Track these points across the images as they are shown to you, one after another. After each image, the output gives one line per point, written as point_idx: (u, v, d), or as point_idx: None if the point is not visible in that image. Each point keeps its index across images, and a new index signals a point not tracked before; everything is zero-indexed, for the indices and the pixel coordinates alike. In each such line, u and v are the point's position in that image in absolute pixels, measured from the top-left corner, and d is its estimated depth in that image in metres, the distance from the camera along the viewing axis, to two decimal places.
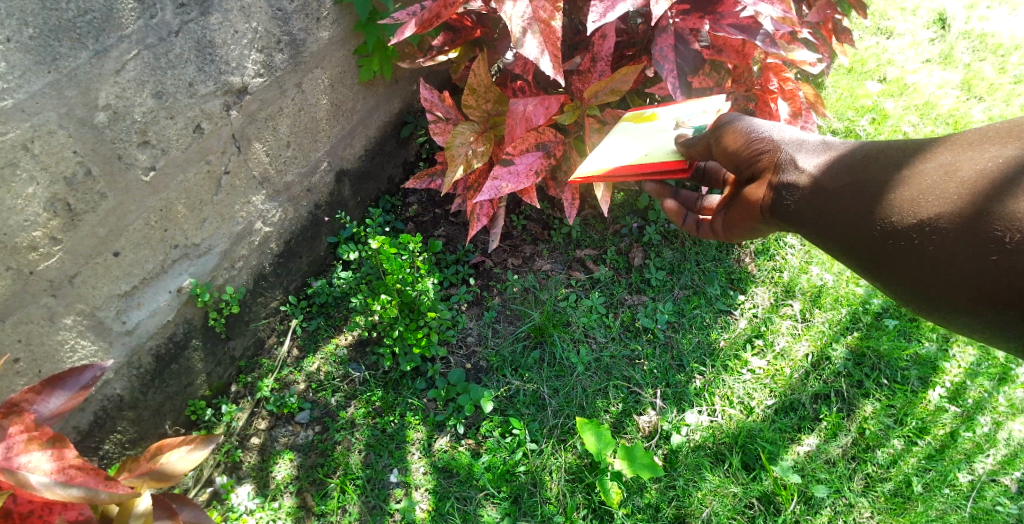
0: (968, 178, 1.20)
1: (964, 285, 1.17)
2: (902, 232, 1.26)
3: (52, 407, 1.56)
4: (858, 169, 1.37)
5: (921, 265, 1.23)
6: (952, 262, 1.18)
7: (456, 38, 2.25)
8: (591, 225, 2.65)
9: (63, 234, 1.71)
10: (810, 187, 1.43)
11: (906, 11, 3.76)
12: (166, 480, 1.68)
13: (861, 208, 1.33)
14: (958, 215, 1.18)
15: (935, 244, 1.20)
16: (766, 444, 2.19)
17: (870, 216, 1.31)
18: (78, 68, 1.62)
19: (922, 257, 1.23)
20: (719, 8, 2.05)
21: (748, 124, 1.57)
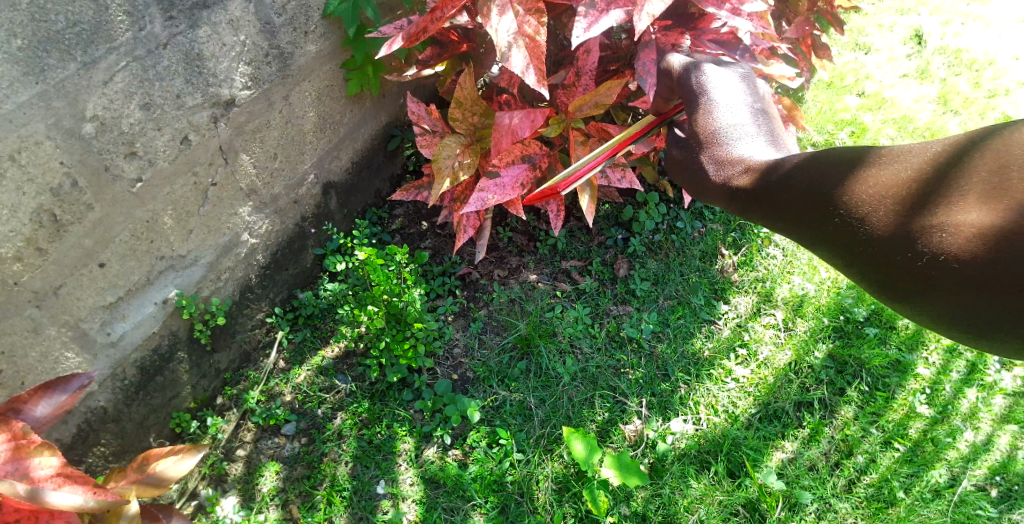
0: (915, 172, 1.03)
1: (951, 294, 0.96)
2: (869, 255, 1.07)
3: (36, 416, 1.57)
4: (798, 181, 1.21)
5: (907, 291, 1.03)
6: (921, 267, 0.99)
7: (443, 52, 2.27)
8: (577, 236, 2.68)
9: (49, 245, 1.71)
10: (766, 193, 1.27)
11: (883, 27, 3.86)
12: (157, 489, 1.67)
13: (821, 231, 1.16)
14: (914, 230, 1.00)
15: (906, 264, 1.01)
16: (751, 451, 2.21)
17: (830, 240, 1.14)
18: (66, 80, 1.62)
19: (898, 278, 1.04)
20: (700, 24, 2.11)
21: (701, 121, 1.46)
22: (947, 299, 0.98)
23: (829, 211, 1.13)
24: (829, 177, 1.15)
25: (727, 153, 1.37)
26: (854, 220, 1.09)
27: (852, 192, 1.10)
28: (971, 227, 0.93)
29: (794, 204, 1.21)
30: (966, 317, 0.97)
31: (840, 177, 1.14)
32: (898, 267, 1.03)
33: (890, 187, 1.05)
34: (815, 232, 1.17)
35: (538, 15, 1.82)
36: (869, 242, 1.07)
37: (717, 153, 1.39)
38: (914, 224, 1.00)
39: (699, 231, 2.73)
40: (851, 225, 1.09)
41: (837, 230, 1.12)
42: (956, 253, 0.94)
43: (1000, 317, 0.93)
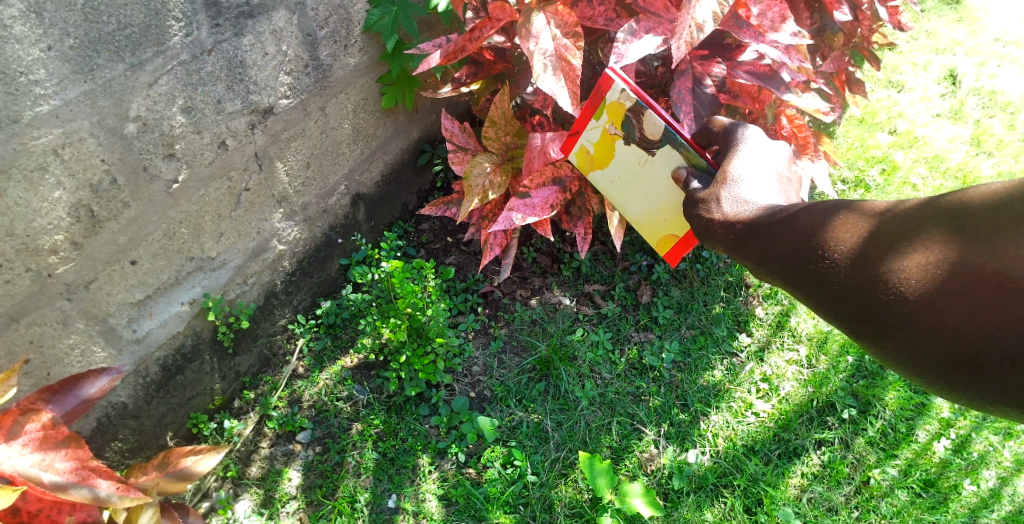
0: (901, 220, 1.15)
1: (937, 338, 1.05)
2: (859, 297, 1.17)
3: (85, 394, 1.61)
4: (790, 228, 1.31)
5: (894, 331, 1.12)
6: (909, 311, 1.08)
7: (479, 71, 2.31)
8: (601, 261, 2.68)
9: (84, 239, 1.74)
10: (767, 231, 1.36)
11: (917, 66, 3.84)
12: (183, 484, 1.66)
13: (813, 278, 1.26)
14: (903, 274, 1.10)
15: (892, 307, 1.11)
16: (769, 487, 2.17)
17: (822, 282, 1.24)
18: (113, 80, 1.66)
19: (889, 325, 1.13)
20: (735, 55, 2.13)
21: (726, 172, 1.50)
22: (931, 342, 1.06)
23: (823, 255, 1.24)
24: (827, 226, 1.26)
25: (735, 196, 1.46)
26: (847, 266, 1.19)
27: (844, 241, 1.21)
28: (948, 276, 1.04)
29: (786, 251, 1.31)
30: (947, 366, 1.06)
31: (835, 226, 1.25)
32: (886, 313, 1.12)
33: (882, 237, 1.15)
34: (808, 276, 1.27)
35: (575, 38, 1.85)
36: (860, 291, 1.16)
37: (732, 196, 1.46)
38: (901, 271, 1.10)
39: (724, 261, 2.72)
40: (844, 270, 1.19)
41: (830, 276, 1.22)
42: (945, 295, 1.04)
43: (976, 365, 1.01)
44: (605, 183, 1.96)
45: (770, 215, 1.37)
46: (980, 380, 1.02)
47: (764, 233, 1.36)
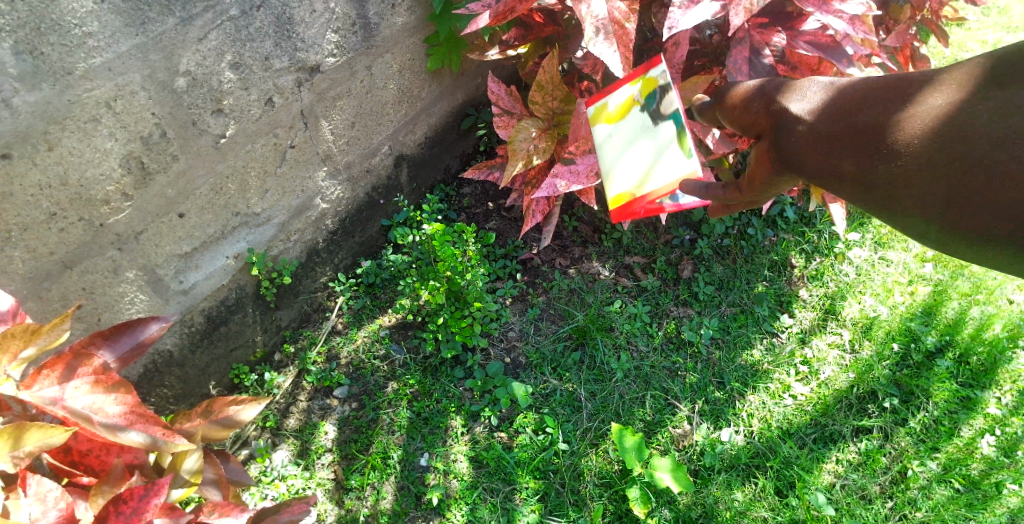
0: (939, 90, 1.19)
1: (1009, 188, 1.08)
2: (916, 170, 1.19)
3: (144, 335, 1.67)
4: (834, 119, 1.32)
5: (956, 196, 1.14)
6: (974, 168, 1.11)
7: (528, 34, 2.24)
8: (643, 233, 2.63)
9: (134, 191, 1.78)
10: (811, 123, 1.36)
11: (988, 44, 3.65)
12: (227, 432, 1.68)
13: (836, 146, 1.30)
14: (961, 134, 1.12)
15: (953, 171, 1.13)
16: (802, 471, 2.14)
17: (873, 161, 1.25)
18: (165, 33, 1.67)
19: (948, 190, 1.15)
20: (797, 24, 2.03)
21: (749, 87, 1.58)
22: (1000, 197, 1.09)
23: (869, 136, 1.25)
24: (868, 108, 1.27)
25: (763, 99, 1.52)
26: (881, 127, 1.23)
27: (879, 104, 1.25)
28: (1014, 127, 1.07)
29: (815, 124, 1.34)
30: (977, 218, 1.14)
31: (876, 107, 1.27)
32: (923, 180, 1.18)
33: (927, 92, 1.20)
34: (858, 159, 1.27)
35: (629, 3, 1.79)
36: (891, 153, 1.21)
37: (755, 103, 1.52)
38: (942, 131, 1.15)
39: (770, 240, 2.65)
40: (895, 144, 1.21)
41: (881, 151, 1.23)
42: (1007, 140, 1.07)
43: None
44: (619, 173, 1.83)
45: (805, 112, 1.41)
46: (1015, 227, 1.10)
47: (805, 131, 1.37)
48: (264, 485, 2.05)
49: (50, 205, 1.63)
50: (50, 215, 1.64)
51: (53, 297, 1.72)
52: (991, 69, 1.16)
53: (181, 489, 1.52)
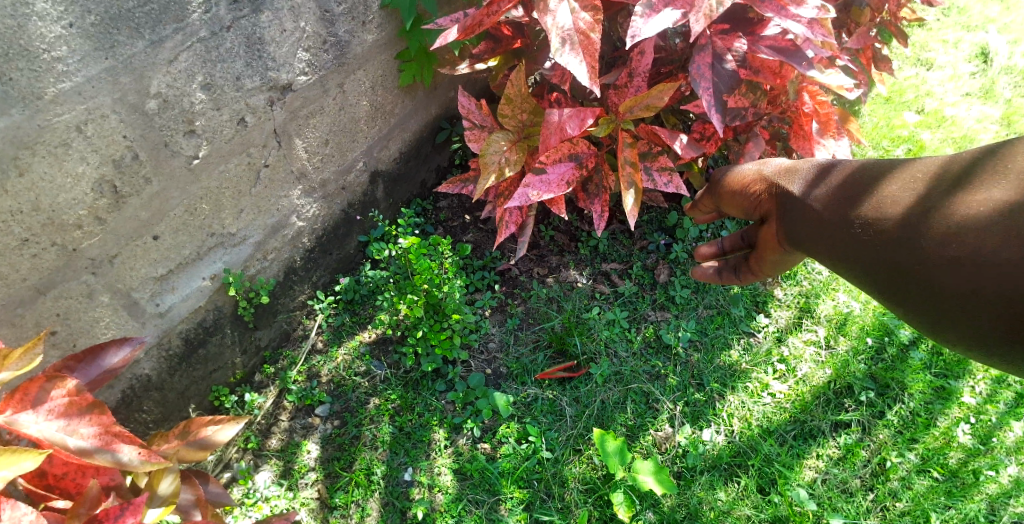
0: (911, 183, 1.25)
1: (968, 284, 1.11)
2: (888, 258, 1.25)
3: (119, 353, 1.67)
4: (824, 208, 1.39)
5: (924, 288, 1.20)
6: (938, 262, 1.15)
7: (497, 47, 2.28)
8: (619, 239, 2.70)
9: (108, 215, 1.78)
10: (807, 210, 1.44)
11: (947, 44, 3.76)
12: (201, 452, 1.66)
13: (829, 226, 1.37)
14: (920, 230, 1.19)
15: (916, 264, 1.20)
16: (783, 468, 2.15)
17: (856, 251, 1.32)
18: (134, 56, 1.68)
19: (918, 280, 1.20)
20: (757, 30, 2.08)
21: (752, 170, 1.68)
22: (959, 289, 1.13)
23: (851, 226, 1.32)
24: (853, 197, 1.34)
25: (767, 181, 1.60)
26: (865, 211, 1.30)
27: (866, 187, 1.33)
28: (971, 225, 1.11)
29: (814, 203, 1.43)
30: (953, 300, 1.15)
31: (861, 197, 1.33)
32: (897, 270, 1.24)
33: (909, 179, 1.26)
34: (844, 247, 1.34)
35: (594, 13, 1.83)
36: (875, 238, 1.27)
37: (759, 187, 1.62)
38: (918, 209, 1.21)
39: None
40: (871, 234, 1.28)
41: (860, 239, 1.30)
42: (956, 237, 1.13)
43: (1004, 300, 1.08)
44: None
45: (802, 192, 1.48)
46: (984, 308, 1.11)
47: (803, 218, 1.45)
48: (248, 507, 2.03)
49: (22, 231, 1.62)
50: (22, 241, 1.62)
51: (26, 324, 1.70)
52: (955, 166, 1.21)
53: (159, 508, 1.50)
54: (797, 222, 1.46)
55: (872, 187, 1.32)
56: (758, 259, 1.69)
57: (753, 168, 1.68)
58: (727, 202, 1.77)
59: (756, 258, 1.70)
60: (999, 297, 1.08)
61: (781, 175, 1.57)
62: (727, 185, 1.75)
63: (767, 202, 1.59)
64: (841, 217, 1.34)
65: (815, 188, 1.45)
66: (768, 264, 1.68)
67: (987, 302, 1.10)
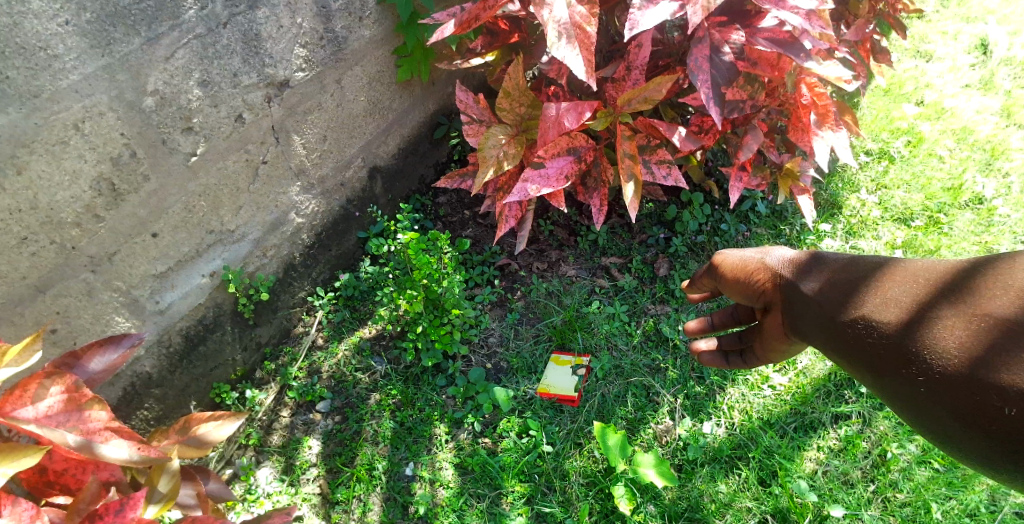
0: (911, 289, 1.13)
1: (972, 410, 0.99)
2: (889, 366, 1.13)
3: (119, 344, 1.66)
4: (819, 305, 1.28)
5: (928, 407, 1.06)
6: (941, 383, 1.03)
7: (494, 41, 2.29)
8: (618, 233, 2.70)
9: (106, 212, 1.77)
10: (806, 303, 1.31)
11: (947, 35, 3.75)
12: (199, 449, 1.66)
13: (827, 327, 1.25)
14: (919, 344, 1.06)
15: (916, 379, 1.07)
16: (784, 460, 2.15)
17: (853, 355, 1.20)
18: (130, 54, 1.67)
19: (923, 400, 1.07)
20: (755, 22, 2.08)
21: (747, 254, 1.55)
22: (966, 415, 1.00)
23: (845, 328, 1.20)
24: (848, 296, 1.22)
25: (761, 268, 1.48)
26: (859, 314, 1.18)
27: (860, 286, 1.21)
28: (975, 343, 0.99)
29: (808, 298, 1.31)
30: (955, 423, 1.02)
31: (857, 296, 1.21)
32: (898, 384, 1.12)
33: (905, 284, 1.15)
34: (841, 351, 1.22)
35: (589, 5, 1.82)
36: (870, 345, 1.15)
37: (752, 275, 1.49)
38: (914, 319, 1.09)
39: (743, 234, 2.73)
40: (870, 340, 1.16)
41: (856, 342, 1.18)
42: (954, 355, 1.01)
43: (1010, 433, 0.94)
44: None
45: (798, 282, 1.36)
46: (990, 439, 0.97)
47: (799, 311, 1.33)
48: (249, 503, 2.03)
49: (20, 229, 1.62)
50: (21, 240, 1.63)
51: (26, 322, 1.70)
52: (956, 272, 1.09)
53: (157, 505, 1.49)
54: (794, 316, 1.35)
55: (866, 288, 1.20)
56: (763, 348, 1.55)
57: (751, 253, 1.55)
58: (722, 287, 1.63)
59: (761, 348, 1.55)
60: (1003, 428, 0.95)
61: (778, 263, 1.44)
62: (723, 270, 1.61)
63: (765, 291, 1.46)
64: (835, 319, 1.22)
65: (808, 283, 1.33)
66: (772, 354, 1.53)
67: (988, 431, 0.97)
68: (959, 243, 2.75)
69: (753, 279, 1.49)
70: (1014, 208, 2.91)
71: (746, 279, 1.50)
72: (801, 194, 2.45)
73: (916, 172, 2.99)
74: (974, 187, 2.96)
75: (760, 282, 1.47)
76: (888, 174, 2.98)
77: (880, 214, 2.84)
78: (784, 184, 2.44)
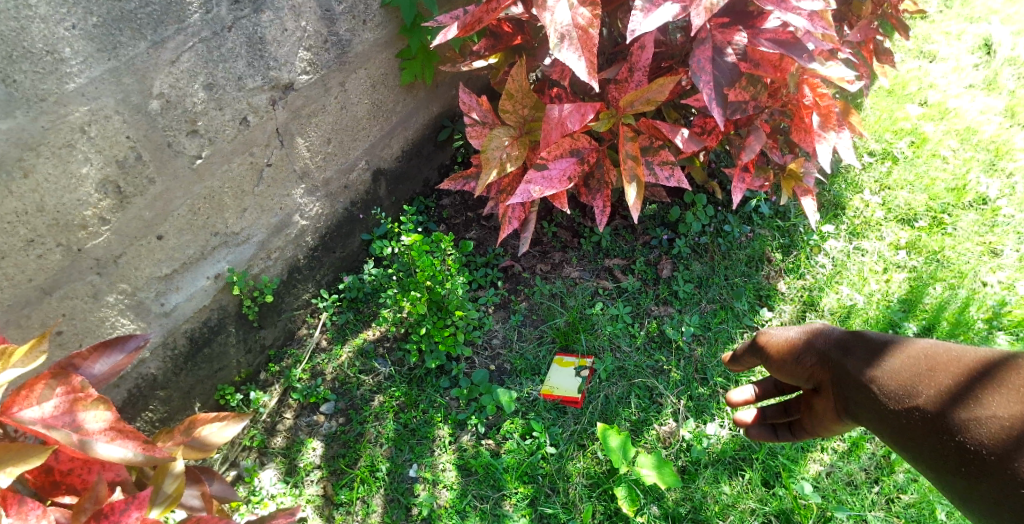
0: (959, 372, 1.01)
1: None
2: (940, 459, 0.99)
3: (128, 345, 1.67)
4: (860, 385, 1.15)
5: (991, 508, 0.92)
6: (998, 481, 0.89)
7: (497, 44, 2.29)
8: (621, 235, 2.71)
9: (112, 215, 1.79)
10: (845, 382, 1.20)
11: (951, 35, 3.75)
12: (202, 451, 1.66)
13: (875, 413, 1.11)
14: (972, 436, 0.93)
15: (968, 475, 0.94)
16: (787, 461, 2.14)
17: (905, 445, 1.06)
18: (136, 57, 1.69)
19: (983, 499, 0.92)
20: (757, 22, 2.07)
21: (792, 332, 1.45)
22: None
23: (890, 415, 1.07)
24: (890, 375, 1.10)
25: (807, 343, 1.37)
26: (899, 395, 1.07)
27: (906, 364, 1.09)
28: None
29: (850, 377, 1.18)
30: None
31: (899, 376, 1.09)
32: (949, 480, 0.98)
33: (954, 366, 1.02)
34: (891, 439, 1.09)
35: (592, 8, 1.83)
36: (915, 432, 1.03)
37: (797, 351, 1.39)
38: (962, 407, 0.96)
39: (747, 236, 2.73)
40: (916, 428, 1.02)
41: (902, 429, 1.05)
42: (1008, 449, 0.89)
43: None
44: None
45: (839, 356, 1.25)
46: None
47: (840, 392, 1.22)
48: (254, 504, 2.03)
49: (28, 232, 1.63)
50: (28, 242, 1.64)
51: (32, 324, 1.71)
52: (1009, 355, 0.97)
53: (162, 505, 1.50)
54: (836, 398, 1.23)
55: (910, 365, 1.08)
56: (815, 429, 1.41)
57: (799, 331, 1.44)
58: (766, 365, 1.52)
59: (812, 426, 1.40)
60: None
61: (825, 340, 1.33)
62: (767, 348, 1.49)
63: (814, 370, 1.33)
64: (878, 400, 1.10)
65: (850, 360, 1.21)
66: (824, 433, 1.40)
67: None
68: (963, 243, 2.75)
69: (797, 357, 1.38)
70: (1018, 208, 2.90)
71: (793, 358, 1.39)
72: (805, 195, 2.45)
73: (919, 173, 2.99)
74: (977, 187, 2.95)
75: (804, 358, 1.36)
76: (892, 175, 2.98)
77: (883, 215, 2.84)
78: (787, 185, 2.43)
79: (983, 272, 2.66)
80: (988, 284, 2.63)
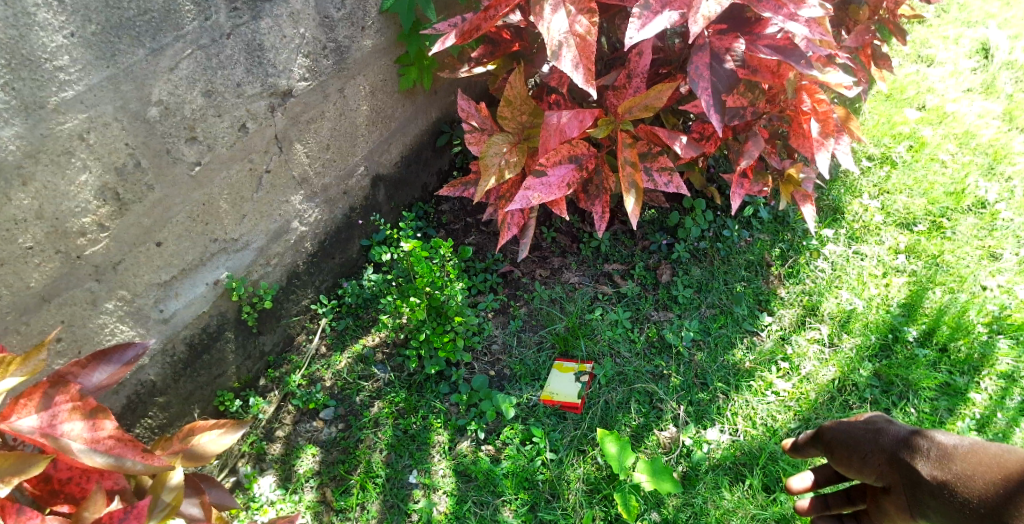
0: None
1: None
2: None
3: (125, 356, 1.65)
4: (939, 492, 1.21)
5: None
6: None
7: (495, 50, 2.30)
8: (621, 240, 2.72)
9: (111, 222, 1.79)
10: (920, 490, 1.26)
11: (948, 40, 3.76)
12: (197, 460, 1.66)
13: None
14: None
15: None
16: (788, 466, 2.14)
17: None
18: (135, 65, 1.69)
19: None
20: (756, 29, 2.07)
21: (853, 425, 1.50)
22: None
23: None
24: (970, 487, 1.17)
25: (866, 442, 1.43)
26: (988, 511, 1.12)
27: (987, 474, 1.17)
28: None
29: (926, 481, 1.24)
30: None
31: (982, 489, 1.15)
32: None
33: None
34: None
35: (590, 14, 1.83)
36: None
37: (862, 448, 1.43)
38: None
39: (746, 240, 2.73)
40: None
41: None
42: None
43: None
44: None
45: (905, 454, 1.32)
46: None
47: (914, 497, 1.27)
48: (253, 511, 2.03)
49: (26, 240, 1.63)
50: (27, 250, 1.64)
51: (31, 332, 1.71)
52: None
53: (161, 513, 1.49)
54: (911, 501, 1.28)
55: (958, 462, 1.22)
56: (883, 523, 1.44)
57: (862, 425, 1.49)
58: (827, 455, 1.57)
59: (883, 519, 1.41)
60: None
61: (886, 438, 1.39)
62: (827, 440, 1.56)
63: (883, 471, 1.37)
64: (961, 505, 1.17)
65: (927, 465, 1.26)
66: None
67: None
68: (962, 247, 2.74)
69: (860, 455, 1.43)
70: (1017, 212, 2.90)
71: (857, 455, 1.44)
72: (804, 201, 2.45)
73: (918, 177, 2.99)
74: (976, 191, 2.96)
75: (869, 454, 1.41)
76: (890, 179, 2.98)
77: (883, 219, 2.84)
78: (786, 190, 2.44)
79: (982, 276, 2.66)
80: (987, 288, 2.63)
